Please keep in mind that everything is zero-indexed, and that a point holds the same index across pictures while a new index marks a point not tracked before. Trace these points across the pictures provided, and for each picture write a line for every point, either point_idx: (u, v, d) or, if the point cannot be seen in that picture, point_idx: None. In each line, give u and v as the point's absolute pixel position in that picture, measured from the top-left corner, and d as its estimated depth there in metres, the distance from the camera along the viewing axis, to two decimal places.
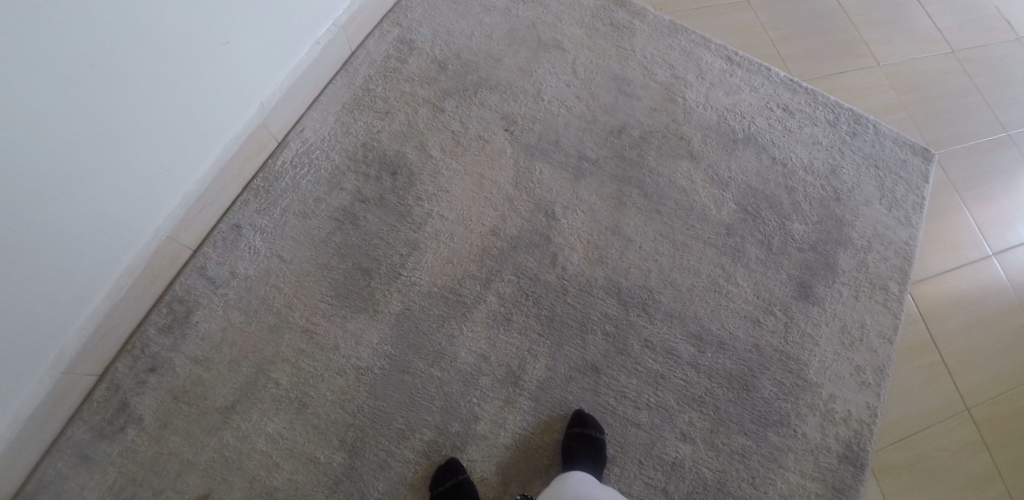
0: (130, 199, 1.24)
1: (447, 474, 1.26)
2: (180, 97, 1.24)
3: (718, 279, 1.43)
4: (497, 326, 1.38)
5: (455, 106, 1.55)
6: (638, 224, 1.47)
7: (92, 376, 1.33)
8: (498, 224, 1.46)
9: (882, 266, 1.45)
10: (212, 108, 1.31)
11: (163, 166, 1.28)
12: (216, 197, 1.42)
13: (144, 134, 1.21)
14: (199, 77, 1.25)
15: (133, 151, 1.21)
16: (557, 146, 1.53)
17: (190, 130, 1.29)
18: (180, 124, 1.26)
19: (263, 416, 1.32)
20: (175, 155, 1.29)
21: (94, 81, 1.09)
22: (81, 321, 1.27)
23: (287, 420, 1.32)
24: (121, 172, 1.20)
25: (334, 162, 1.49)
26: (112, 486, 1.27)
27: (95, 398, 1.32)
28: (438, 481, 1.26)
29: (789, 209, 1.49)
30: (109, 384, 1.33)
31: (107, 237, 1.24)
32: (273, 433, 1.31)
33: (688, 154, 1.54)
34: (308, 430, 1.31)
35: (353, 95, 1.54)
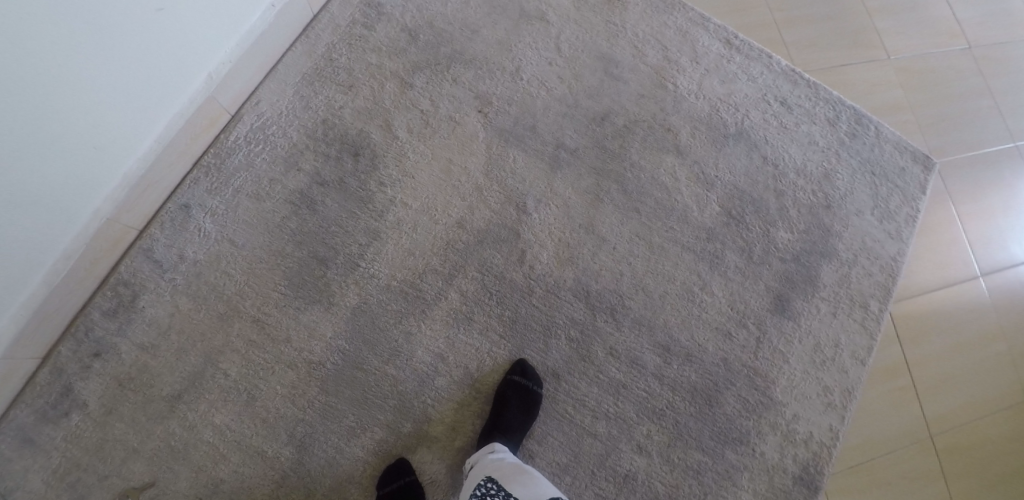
0: (63, 182, 1.15)
1: (392, 476, 1.23)
2: (117, 72, 1.14)
3: (693, 287, 1.36)
4: (457, 325, 1.32)
5: (425, 81, 1.45)
6: (614, 223, 1.39)
7: (35, 359, 1.28)
8: (465, 216, 1.37)
9: (863, 282, 1.39)
10: (153, 81, 1.21)
11: (100, 146, 1.18)
12: (162, 175, 1.33)
13: (78, 112, 1.11)
14: (137, 48, 1.15)
15: (68, 130, 1.11)
16: (534, 132, 1.43)
17: (130, 106, 1.20)
18: (117, 100, 1.17)
19: (210, 406, 1.28)
20: (114, 133, 1.19)
21: (14, 54, 0.98)
22: (18, 306, 1.20)
23: (235, 412, 1.28)
24: (56, 154, 1.11)
25: (292, 139, 1.40)
26: (57, 471, 1.25)
27: (39, 381, 1.28)
28: (385, 482, 1.22)
29: (775, 215, 1.41)
30: (52, 368, 1.28)
31: (40, 223, 1.15)
32: (219, 426, 1.27)
33: (674, 148, 1.44)
34: (256, 422, 1.28)
35: (313, 66, 1.45)
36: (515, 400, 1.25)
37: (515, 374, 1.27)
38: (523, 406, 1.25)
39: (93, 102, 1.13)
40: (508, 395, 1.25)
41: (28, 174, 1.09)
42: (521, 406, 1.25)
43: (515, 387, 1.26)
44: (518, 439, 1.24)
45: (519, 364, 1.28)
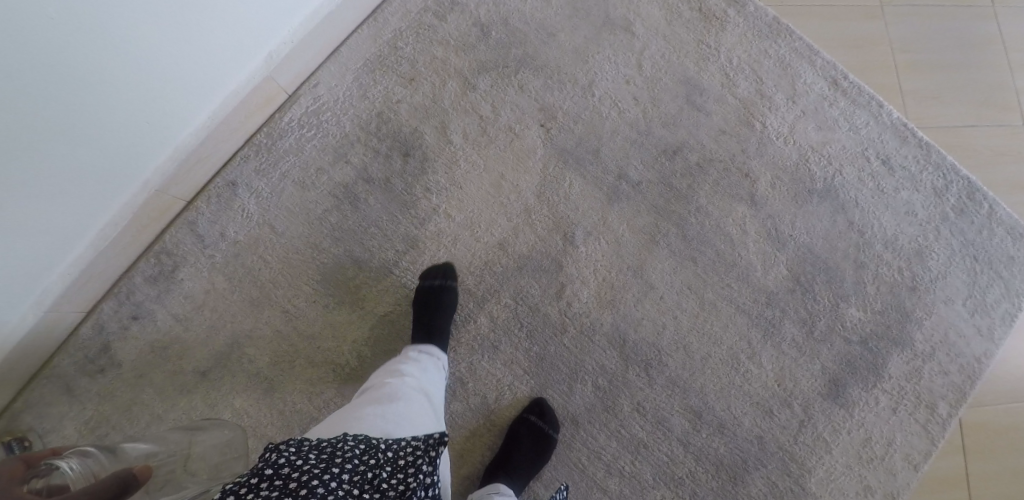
0: (118, 154, 1.13)
1: (438, 274, 1.26)
2: (178, 47, 1.10)
3: (739, 354, 1.26)
4: (482, 352, 1.26)
5: (489, 84, 1.36)
6: (666, 270, 1.29)
7: (79, 311, 1.24)
8: (508, 237, 1.30)
9: (936, 380, 1.25)
10: (211, 57, 1.17)
11: (155, 119, 1.15)
12: (213, 151, 1.29)
13: (134, 87, 1.08)
14: (197, 24, 1.11)
15: (123, 104, 1.08)
16: (596, 157, 1.33)
17: (186, 81, 1.16)
18: (176, 75, 1.14)
19: (231, 389, 1.24)
20: (170, 107, 1.17)
21: (82, 24, 0.96)
22: (63, 267, 1.17)
23: (255, 399, 1.24)
24: (111, 127, 1.09)
25: (345, 129, 1.34)
26: (89, 421, 1.21)
27: (81, 334, 1.24)
28: (430, 275, 1.26)
29: (850, 289, 1.27)
30: (94, 324, 1.25)
31: (92, 192, 1.14)
32: (238, 410, 1.24)
33: (749, 196, 1.30)
34: (273, 413, 1.23)
35: (377, 52, 1.37)
36: (527, 440, 1.20)
37: (531, 414, 1.22)
38: (534, 448, 1.20)
39: (150, 77, 1.09)
40: (521, 434, 1.20)
41: (82, 146, 1.06)
42: (533, 447, 1.20)
43: (530, 427, 1.21)
44: (524, 482, 1.19)
45: (537, 403, 1.23)
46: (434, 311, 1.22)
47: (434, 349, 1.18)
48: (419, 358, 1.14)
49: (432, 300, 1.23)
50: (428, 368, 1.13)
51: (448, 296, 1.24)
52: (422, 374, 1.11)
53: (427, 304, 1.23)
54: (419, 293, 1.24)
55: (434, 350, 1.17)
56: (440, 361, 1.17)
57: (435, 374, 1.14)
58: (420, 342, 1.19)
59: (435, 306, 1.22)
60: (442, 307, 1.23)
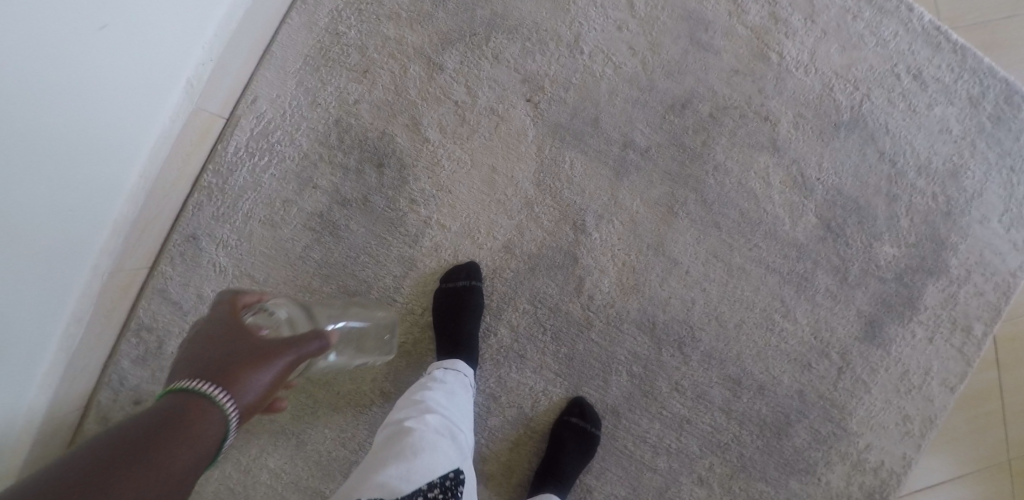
0: (56, 250, 0.97)
1: (461, 274, 1.16)
2: (82, 114, 0.91)
3: (773, 314, 1.21)
4: (509, 364, 1.20)
5: (458, 60, 1.17)
6: (689, 241, 1.19)
7: (76, 410, 1.13)
8: (514, 238, 1.18)
9: (971, 302, 1.23)
10: (121, 107, 0.97)
11: (83, 199, 0.98)
12: (158, 208, 1.13)
13: (46, 171, 0.89)
14: (91, 74, 0.90)
15: (41, 194, 0.89)
16: (596, 127, 1.17)
17: (102, 144, 0.96)
18: (92, 145, 0.94)
19: (261, 451, 1.19)
20: (96, 180, 0.98)
21: None
22: (38, 381, 1.04)
23: (288, 455, 1.19)
24: (36, 224, 0.91)
25: (301, 147, 1.16)
26: None
27: (84, 432, 1.14)
28: (453, 276, 1.16)
29: (881, 226, 1.21)
30: (97, 419, 1.14)
31: (43, 300, 0.98)
32: (274, 469, 1.19)
33: (770, 143, 1.19)
34: (310, 465, 1.19)
35: (317, 42, 1.17)
36: (573, 442, 1.16)
37: (573, 415, 1.17)
38: (581, 447, 1.17)
39: (61, 154, 0.90)
40: (567, 438, 1.16)
41: (15, 256, 0.89)
42: (579, 446, 1.16)
43: (573, 430, 1.16)
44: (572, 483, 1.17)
45: (577, 403, 1.18)
46: (460, 316, 1.14)
47: (460, 364, 1.10)
48: (444, 379, 1.05)
49: (456, 303, 1.14)
50: (457, 390, 1.05)
51: (474, 298, 1.15)
52: (450, 398, 1.02)
53: (452, 310, 1.14)
54: (442, 295, 1.15)
55: (459, 366, 1.09)
56: (466, 378, 1.08)
57: (464, 396, 1.06)
58: (447, 352, 1.13)
59: (459, 310, 1.14)
60: (468, 311, 1.15)
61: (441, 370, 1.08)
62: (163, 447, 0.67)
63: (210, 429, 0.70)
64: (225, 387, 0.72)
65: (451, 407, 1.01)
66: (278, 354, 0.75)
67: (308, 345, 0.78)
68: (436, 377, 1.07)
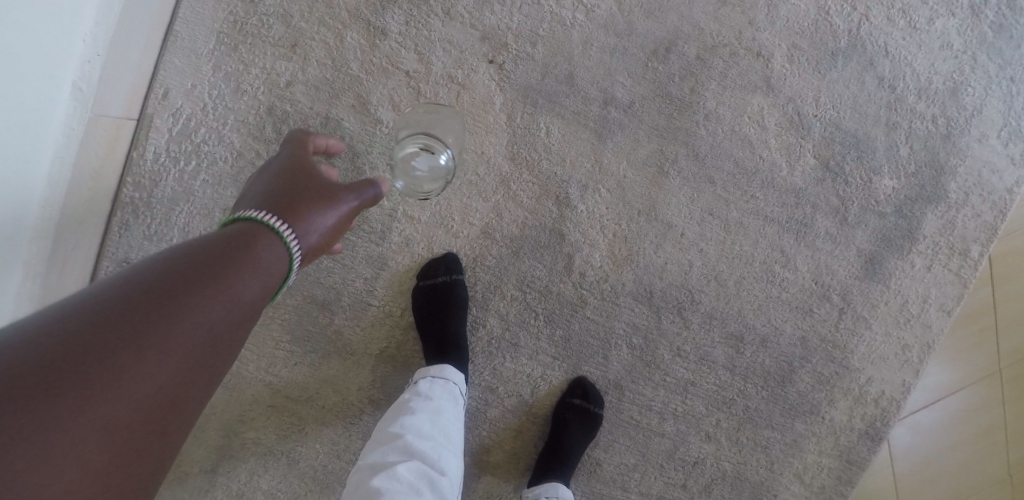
0: None
1: (440, 269, 1.05)
2: None
3: (773, 266, 1.13)
4: (502, 353, 1.11)
5: (404, 20, 0.99)
6: (682, 200, 1.09)
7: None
8: (492, 221, 1.06)
9: (969, 226, 1.14)
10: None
11: None
12: (74, 239, 0.94)
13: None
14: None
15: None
16: (571, 84, 1.03)
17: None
18: None
19: (251, 472, 1.06)
20: None
21: None
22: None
23: (281, 474, 1.06)
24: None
25: (234, 146, 0.98)
26: None
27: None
28: (431, 272, 1.04)
29: (881, 159, 1.10)
30: None
31: None
32: (268, 491, 1.06)
33: (764, 82, 1.06)
34: (307, 481, 1.07)
35: (229, 15, 0.97)
36: (576, 425, 1.09)
37: (575, 397, 1.10)
38: (585, 430, 1.10)
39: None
40: (571, 422, 1.09)
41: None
42: (583, 427, 1.09)
43: (577, 412, 1.09)
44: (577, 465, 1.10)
45: (578, 384, 1.11)
46: (444, 315, 1.04)
47: (448, 371, 1.01)
48: (431, 394, 0.98)
49: (439, 302, 1.04)
50: (444, 408, 0.97)
51: (458, 294, 1.05)
52: (436, 422, 0.94)
53: (434, 310, 1.04)
54: (421, 294, 1.04)
55: (447, 373, 1.01)
56: (455, 386, 1.01)
57: (452, 413, 0.98)
58: (433, 356, 1.04)
59: (442, 311, 1.04)
60: (452, 309, 1.05)
61: (428, 382, 1.00)
62: (219, 287, 0.62)
63: (277, 261, 0.69)
64: (291, 223, 0.73)
65: (436, 436, 0.92)
66: (345, 196, 0.81)
67: (365, 194, 0.84)
68: (423, 389, 1.00)
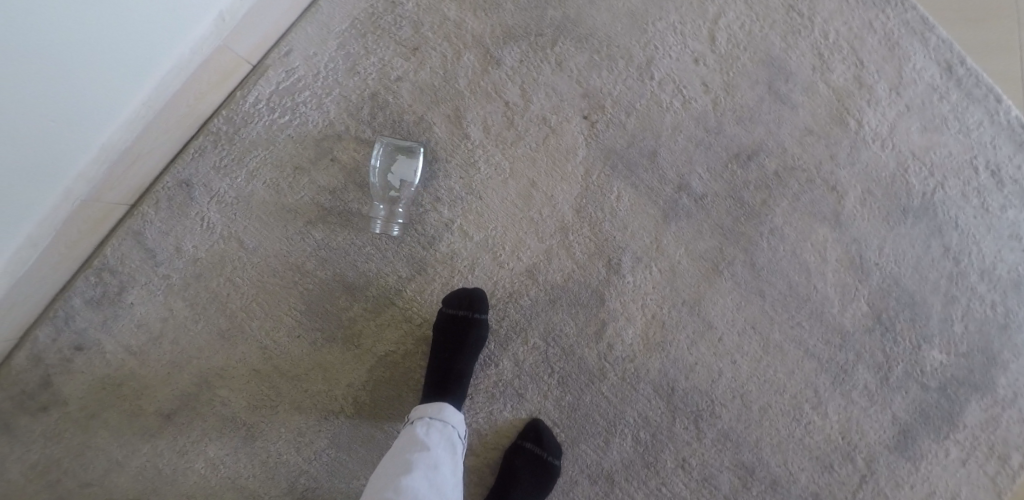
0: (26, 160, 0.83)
1: (463, 302, 1.03)
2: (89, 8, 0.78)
3: (803, 404, 1.07)
4: (505, 401, 1.06)
5: (518, 58, 1.04)
6: (728, 306, 1.07)
7: (8, 341, 0.98)
8: (539, 263, 1.06)
9: (1013, 429, 1.08)
10: (100, 26, 0.81)
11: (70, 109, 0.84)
12: (155, 144, 0.98)
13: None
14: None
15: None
16: (652, 161, 1.06)
17: (77, 64, 0.82)
18: (95, 47, 0.82)
19: (203, 435, 1.02)
20: (91, 90, 0.85)
21: None
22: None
23: (232, 446, 1.03)
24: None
25: (328, 114, 1.03)
26: (36, 465, 1.00)
27: (14, 365, 0.99)
28: (455, 302, 1.03)
29: (934, 328, 1.08)
30: (30, 355, 0.99)
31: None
32: (212, 459, 1.02)
33: (832, 216, 1.07)
34: (255, 464, 1.03)
35: (369, 7, 1.03)
36: (528, 481, 1.03)
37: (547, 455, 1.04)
38: (533, 488, 1.03)
39: (6, 66, 0.74)
40: (525, 474, 1.03)
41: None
42: (534, 484, 1.03)
43: (535, 469, 1.03)
44: None
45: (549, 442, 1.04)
46: (455, 350, 1.02)
47: (447, 413, 0.97)
48: (430, 444, 0.94)
49: (457, 337, 1.02)
50: (441, 459, 0.93)
51: (477, 334, 1.02)
52: (432, 481, 0.90)
53: (447, 343, 1.02)
54: (443, 321, 1.02)
55: (445, 413, 0.97)
56: (453, 428, 0.97)
57: (449, 463, 0.94)
58: (432, 394, 1.01)
59: (457, 346, 1.02)
60: (465, 346, 1.02)
61: (424, 428, 0.96)
62: None
63: None
64: None
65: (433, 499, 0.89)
66: None
67: None
68: (421, 435, 0.95)
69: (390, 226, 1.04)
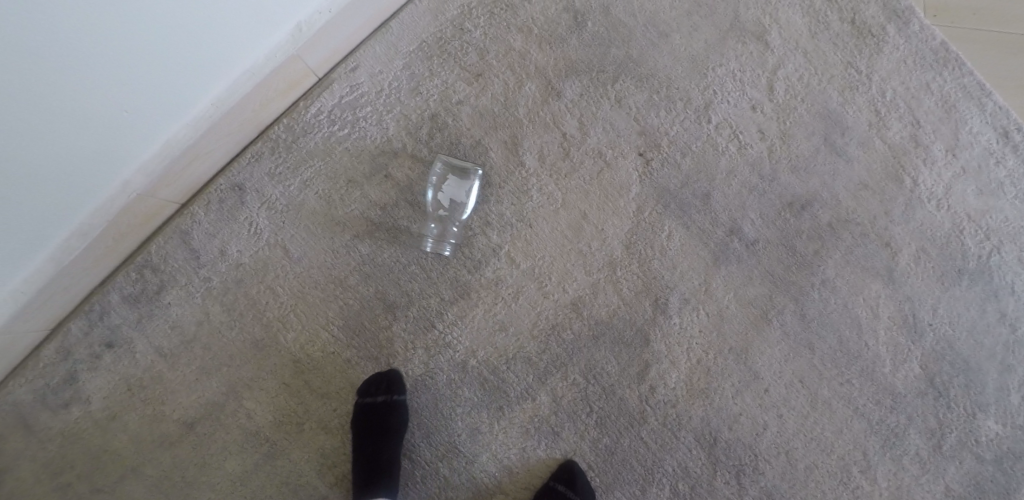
0: (91, 147, 0.84)
1: (381, 386, 0.99)
2: (178, 8, 0.81)
3: (850, 465, 1.02)
4: (539, 437, 1.01)
5: (579, 92, 1.05)
6: (776, 356, 1.03)
7: (39, 331, 0.95)
8: (585, 296, 1.03)
9: None
10: (187, 24, 0.83)
11: (142, 102, 0.86)
12: (216, 146, 0.99)
13: (76, 57, 0.75)
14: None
15: (62, 84, 0.76)
16: (705, 202, 1.05)
17: (157, 58, 0.83)
18: (177, 45, 0.84)
19: (224, 448, 0.98)
20: (165, 87, 0.87)
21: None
22: (12, 285, 0.88)
23: (254, 462, 0.98)
24: (55, 119, 0.78)
25: (386, 131, 1.04)
26: (49, 464, 0.96)
27: (40, 358, 0.96)
28: (372, 388, 0.99)
29: (989, 396, 1.03)
30: (59, 348, 0.96)
31: (57, 195, 0.85)
32: (231, 475, 0.98)
33: (885, 272, 1.04)
34: (274, 483, 0.98)
35: (437, 32, 1.05)
36: None
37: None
38: None
39: (90, 54, 0.76)
40: None
41: (16, 140, 0.76)
42: None
43: None
44: None
45: (583, 487, 0.99)
46: (381, 439, 0.98)
47: None
48: None
49: (381, 424, 0.98)
50: None
51: (403, 416, 0.99)
52: None
53: (369, 432, 0.98)
54: (362, 410, 0.98)
55: None
56: None
57: None
58: (362, 488, 0.96)
59: (384, 433, 0.98)
60: (389, 432, 0.98)
61: None
62: None
63: None
64: None
65: None
66: None
67: None
68: None
69: (441, 245, 1.03)
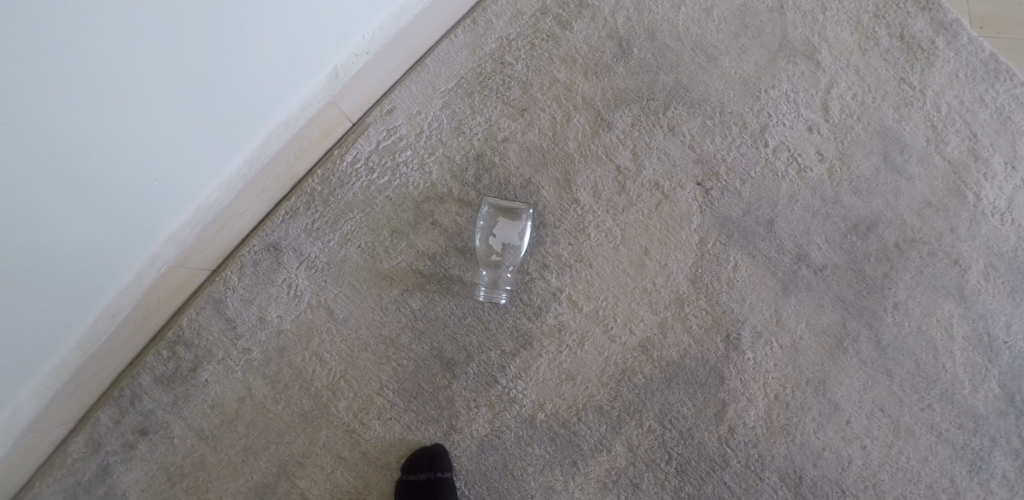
0: (121, 222, 0.77)
1: (424, 463, 0.91)
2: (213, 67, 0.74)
3: (940, 494, 0.98)
4: (617, 492, 0.95)
5: (630, 123, 1.00)
6: (855, 386, 0.99)
7: (65, 423, 0.87)
8: (653, 336, 0.97)
9: None
10: (222, 83, 0.76)
11: (175, 169, 0.78)
12: (249, 206, 0.91)
13: (108, 129, 0.68)
14: (186, 36, 0.69)
15: (92, 158, 0.69)
16: (769, 230, 1.00)
17: (191, 122, 0.76)
18: (211, 107, 0.77)
19: None
20: (199, 151, 0.80)
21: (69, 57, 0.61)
22: (38, 378, 0.80)
23: None
24: (85, 196, 0.71)
25: (430, 175, 0.97)
26: None
27: (69, 454, 0.87)
28: (414, 465, 0.91)
29: None
30: (89, 440, 0.88)
31: (84, 276, 0.77)
32: None
33: (956, 291, 1.01)
34: None
35: (477, 68, 0.99)
36: None
37: None
38: None
39: (121, 124, 0.69)
40: None
41: (42, 224, 0.69)
42: None
43: None
44: None
45: None
46: None
47: None
48: None
49: None
50: None
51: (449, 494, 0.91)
52: None
53: None
54: (404, 492, 0.90)
55: None
56: None
57: None
58: None
59: None
60: None
61: None
62: None
63: None
64: None
65: None
66: None
67: None
68: None
69: (495, 293, 0.95)
